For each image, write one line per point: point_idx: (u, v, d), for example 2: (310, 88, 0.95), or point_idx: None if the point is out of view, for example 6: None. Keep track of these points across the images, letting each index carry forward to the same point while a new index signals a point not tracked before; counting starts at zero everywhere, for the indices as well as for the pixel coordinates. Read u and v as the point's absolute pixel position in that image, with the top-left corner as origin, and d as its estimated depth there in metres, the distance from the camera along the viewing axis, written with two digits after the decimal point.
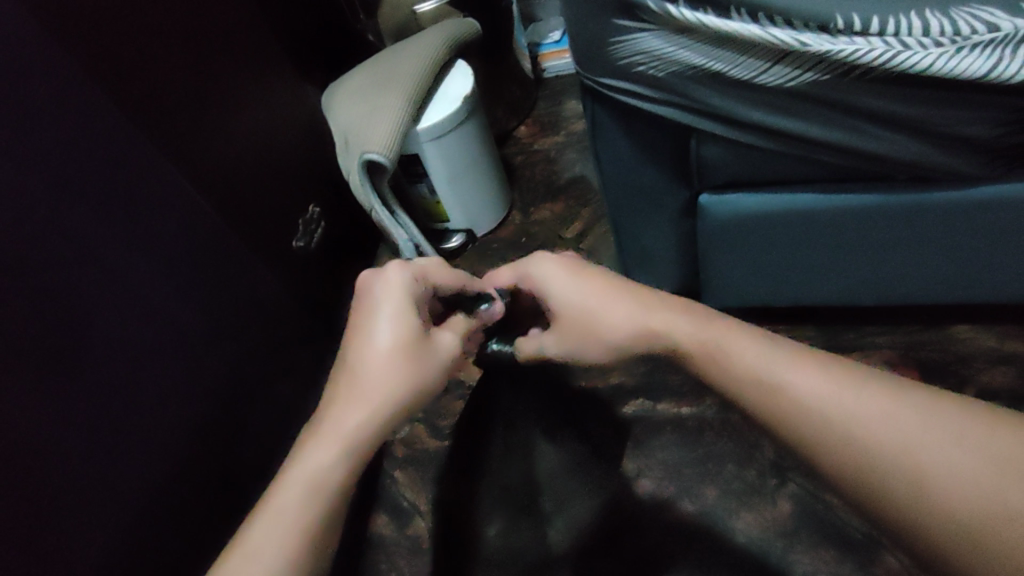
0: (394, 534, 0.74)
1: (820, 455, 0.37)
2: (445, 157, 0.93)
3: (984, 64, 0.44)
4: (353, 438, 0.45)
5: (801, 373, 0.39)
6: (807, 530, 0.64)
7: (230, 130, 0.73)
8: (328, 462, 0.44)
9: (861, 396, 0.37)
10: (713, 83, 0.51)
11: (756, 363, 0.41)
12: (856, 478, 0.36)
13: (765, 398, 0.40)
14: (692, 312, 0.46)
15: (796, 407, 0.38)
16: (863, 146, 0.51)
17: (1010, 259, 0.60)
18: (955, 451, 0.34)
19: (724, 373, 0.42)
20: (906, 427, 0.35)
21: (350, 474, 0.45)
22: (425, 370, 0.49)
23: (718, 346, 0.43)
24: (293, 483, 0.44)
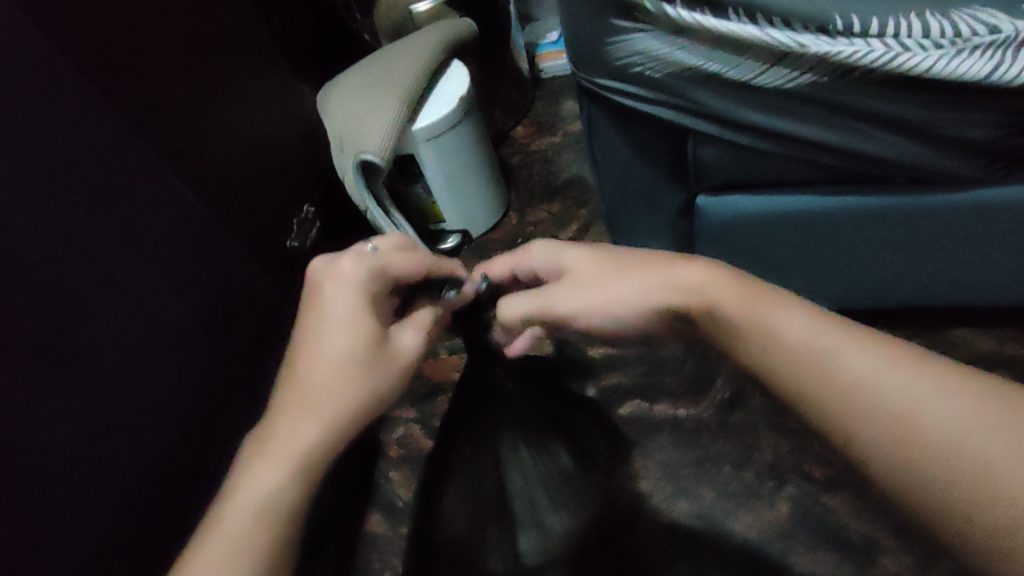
0: (388, 536, 0.74)
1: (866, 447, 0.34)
2: (441, 157, 0.92)
3: (983, 66, 0.44)
4: (298, 449, 0.42)
5: (850, 358, 0.36)
6: (806, 532, 0.65)
7: (225, 130, 0.73)
8: (271, 477, 0.40)
9: (905, 376, 0.34)
10: (711, 85, 0.50)
11: (799, 336, 0.38)
12: (898, 473, 0.33)
13: (809, 379, 0.36)
14: (705, 272, 0.42)
15: (840, 394, 0.35)
16: (861, 148, 0.51)
17: (1008, 261, 0.60)
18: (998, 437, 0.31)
19: (760, 348, 0.39)
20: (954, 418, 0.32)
21: (301, 485, 0.41)
22: (380, 371, 0.46)
23: (821, 350, 0.37)
24: (236, 503, 0.40)
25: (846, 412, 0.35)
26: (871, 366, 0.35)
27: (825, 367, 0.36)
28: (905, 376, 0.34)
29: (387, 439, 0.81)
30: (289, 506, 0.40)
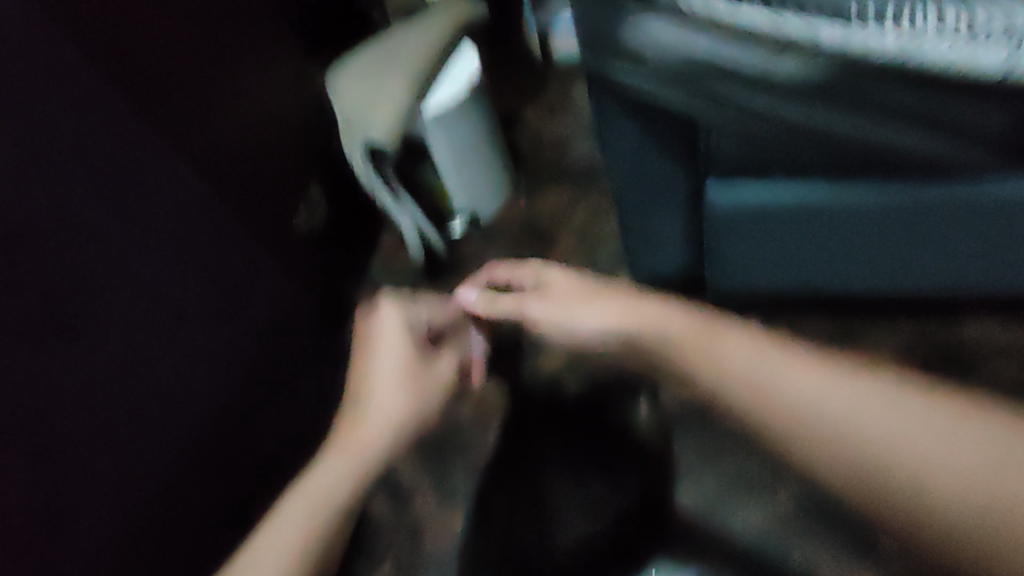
0: (391, 519, 0.75)
1: (829, 451, 0.38)
2: (452, 141, 0.92)
3: (998, 61, 0.44)
4: (359, 458, 0.48)
5: (793, 375, 0.40)
6: (803, 525, 0.67)
7: (234, 116, 0.72)
8: (333, 479, 0.47)
9: (871, 411, 0.39)
10: (720, 74, 0.49)
11: (748, 362, 0.41)
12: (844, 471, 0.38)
13: (766, 402, 0.40)
14: (682, 313, 0.46)
15: (800, 410, 0.39)
16: (869, 138, 0.50)
17: (1015, 254, 0.60)
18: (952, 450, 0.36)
19: (714, 373, 0.42)
20: (921, 438, 0.37)
21: (356, 486, 0.47)
22: (426, 388, 0.53)
23: (760, 375, 0.41)
24: (299, 503, 0.47)
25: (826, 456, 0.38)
26: (820, 391, 0.40)
27: (787, 398, 0.40)
28: (846, 395, 0.39)
29: None
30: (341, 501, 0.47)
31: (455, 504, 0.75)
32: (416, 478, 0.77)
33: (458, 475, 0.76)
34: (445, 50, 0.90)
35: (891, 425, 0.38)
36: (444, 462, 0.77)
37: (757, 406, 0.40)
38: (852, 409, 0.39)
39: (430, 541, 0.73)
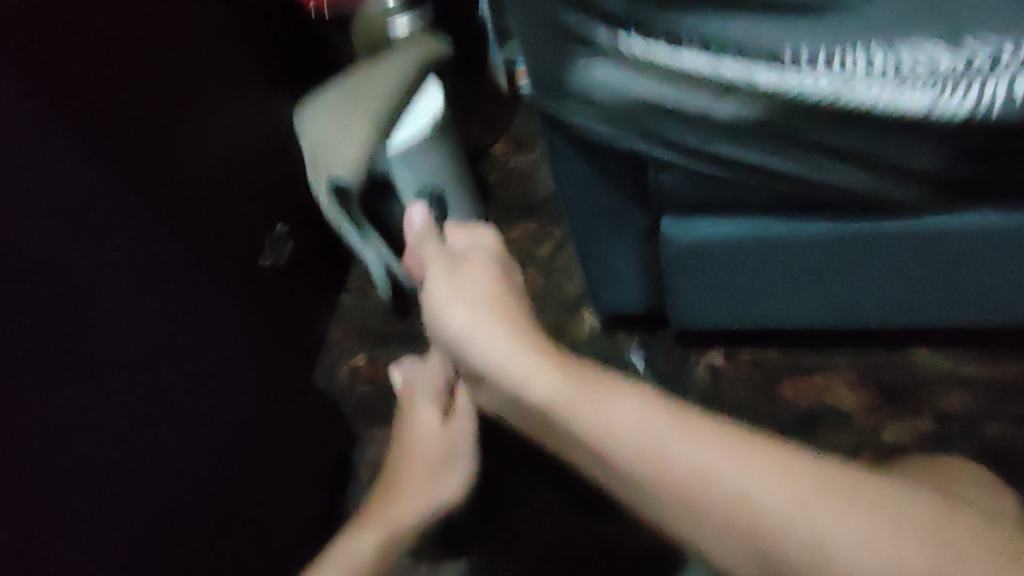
0: None
1: (708, 513, 0.43)
2: (416, 174, 0.93)
3: (923, 100, 0.45)
4: (383, 525, 0.61)
5: (685, 445, 0.45)
6: None
7: (199, 152, 0.73)
8: (362, 546, 0.58)
9: (760, 481, 0.42)
10: (668, 115, 0.51)
11: (635, 425, 0.47)
12: (731, 531, 0.42)
13: (653, 464, 0.46)
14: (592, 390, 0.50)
15: (682, 471, 0.44)
16: (814, 176, 0.52)
17: (962, 287, 0.61)
18: (829, 516, 0.40)
19: (608, 436, 0.48)
20: (795, 498, 0.41)
21: (375, 551, 0.58)
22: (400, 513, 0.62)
23: (655, 438, 0.46)
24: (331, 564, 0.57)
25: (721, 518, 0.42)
26: (742, 473, 0.43)
27: (686, 472, 0.44)
28: (750, 474, 0.42)
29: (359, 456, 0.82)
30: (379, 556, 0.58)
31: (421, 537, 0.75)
32: None
33: None
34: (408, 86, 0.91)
35: (800, 497, 0.41)
36: None
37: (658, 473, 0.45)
38: (753, 481, 0.42)
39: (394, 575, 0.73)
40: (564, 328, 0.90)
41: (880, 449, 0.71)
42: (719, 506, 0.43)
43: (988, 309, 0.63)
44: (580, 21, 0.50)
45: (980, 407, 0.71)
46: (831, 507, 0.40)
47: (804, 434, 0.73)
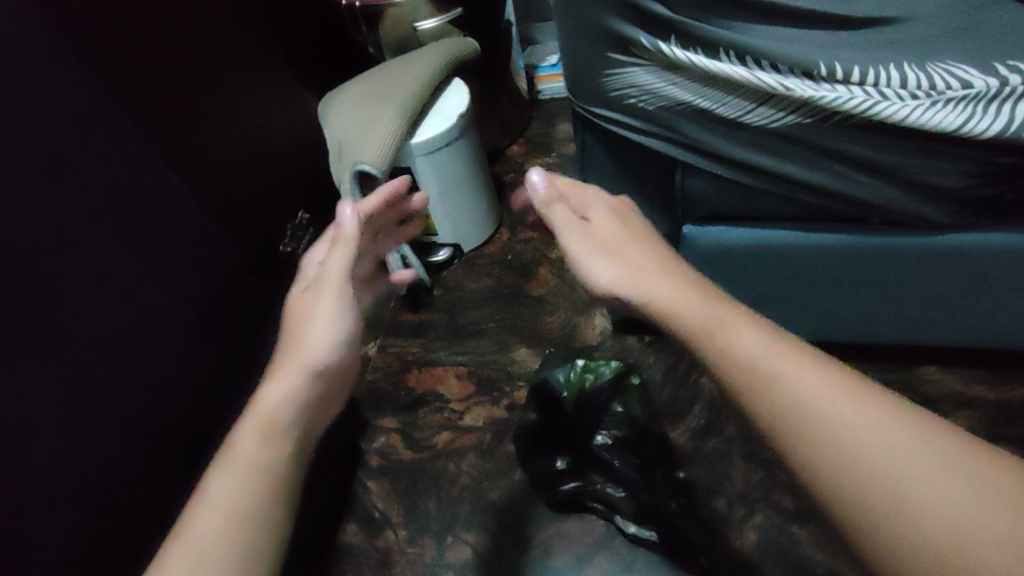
0: (363, 543, 0.76)
1: (855, 476, 0.31)
2: (438, 170, 0.93)
3: (956, 118, 0.46)
4: (249, 467, 0.38)
5: (793, 364, 0.35)
6: (771, 561, 0.68)
7: (230, 132, 0.75)
8: (219, 501, 0.37)
9: (854, 406, 0.33)
10: (701, 120, 0.53)
11: (754, 350, 0.36)
12: (861, 497, 0.30)
13: (771, 395, 0.34)
14: (694, 291, 0.41)
15: (791, 404, 0.34)
16: (840, 188, 0.54)
17: (976, 305, 0.62)
18: (916, 463, 0.30)
19: (767, 395, 0.35)
20: (891, 449, 0.31)
21: (276, 448, 0.39)
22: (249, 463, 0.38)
23: (773, 360, 0.35)
24: (217, 471, 0.38)
25: (835, 441, 0.32)
26: (862, 419, 0.32)
27: (834, 442, 0.32)
28: (877, 422, 0.32)
29: (368, 448, 0.84)
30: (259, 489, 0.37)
31: (426, 531, 0.76)
32: (388, 506, 0.78)
33: (431, 501, 0.78)
34: (436, 84, 0.93)
35: (889, 434, 0.31)
36: (414, 491, 0.79)
37: (771, 399, 0.34)
38: (853, 418, 0.32)
39: (397, 567, 0.74)
40: (576, 332, 0.91)
41: None
42: (842, 448, 0.32)
43: (999, 328, 0.63)
44: (622, 27, 0.50)
45: (989, 427, 0.72)
46: (901, 431, 0.32)
47: None
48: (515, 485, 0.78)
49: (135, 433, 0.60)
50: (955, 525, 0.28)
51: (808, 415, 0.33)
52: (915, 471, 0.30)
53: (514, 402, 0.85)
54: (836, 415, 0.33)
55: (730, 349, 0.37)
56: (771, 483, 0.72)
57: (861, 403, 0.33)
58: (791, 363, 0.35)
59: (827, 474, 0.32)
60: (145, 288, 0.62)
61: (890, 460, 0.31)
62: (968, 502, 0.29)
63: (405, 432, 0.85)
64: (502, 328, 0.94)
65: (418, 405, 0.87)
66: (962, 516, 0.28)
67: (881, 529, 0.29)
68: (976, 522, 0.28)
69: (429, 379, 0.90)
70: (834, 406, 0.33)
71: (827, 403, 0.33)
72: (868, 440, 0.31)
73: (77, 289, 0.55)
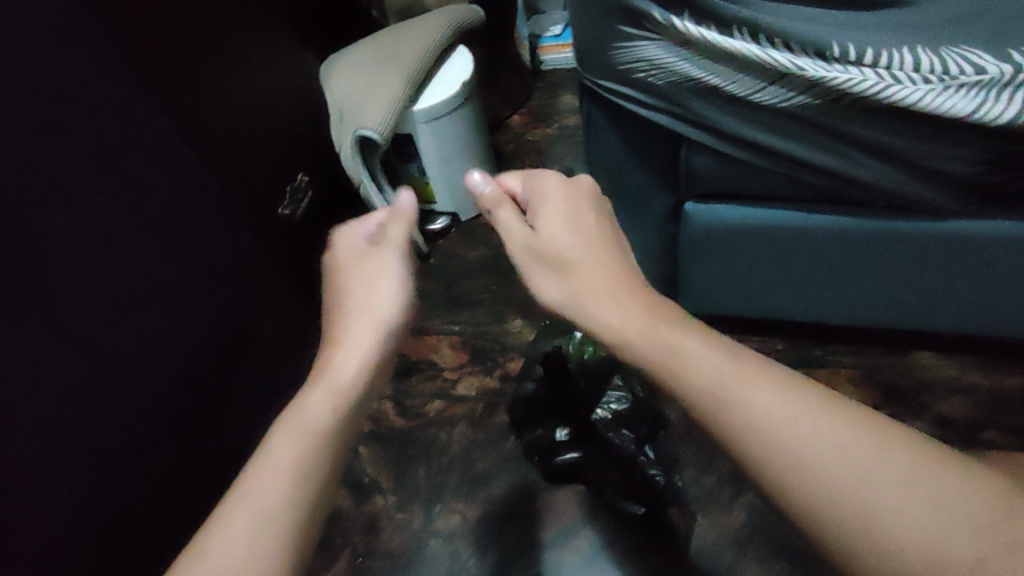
0: (352, 508, 0.77)
1: (818, 487, 0.35)
2: (440, 138, 0.93)
3: (969, 103, 0.46)
4: (311, 429, 0.46)
5: (753, 391, 0.39)
6: (758, 539, 0.69)
7: (231, 94, 0.74)
8: (285, 453, 0.44)
9: (814, 423, 0.37)
10: (710, 97, 0.52)
11: (712, 374, 0.41)
12: (834, 505, 0.34)
13: (731, 417, 0.39)
14: (652, 314, 0.46)
15: (750, 426, 0.38)
16: (846, 171, 0.53)
17: (973, 293, 0.62)
18: (879, 476, 0.34)
19: (730, 418, 0.39)
20: (855, 464, 0.35)
21: (338, 412, 0.47)
22: (310, 425, 0.46)
23: (728, 383, 0.40)
24: (284, 429, 0.46)
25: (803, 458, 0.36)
26: (823, 435, 0.36)
27: (796, 459, 0.36)
28: (838, 438, 0.36)
29: None
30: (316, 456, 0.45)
31: (416, 498, 0.76)
32: (378, 472, 0.79)
33: (422, 469, 0.78)
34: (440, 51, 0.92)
35: (850, 449, 0.36)
36: (406, 459, 0.80)
37: (729, 421, 0.39)
38: (820, 436, 0.36)
39: (386, 533, 0.75)
40: None
41: None
42: (808, 464, 0.36)
43: (995, 317, 0.64)
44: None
45: (980, 414, 0.73)
46: (867, 447, 0.36)
47: None
48: (506, 456, 0.78)
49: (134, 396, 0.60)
50: (925, 545, 0.32)
51: (778, 443, 0.37)
52: (885, 494, 0.34)
53: (507, 373, 0.85)
54: (792, 431, 0.37)
55: (683, 373, 0.42)
56: None
57: (827, 426, 0.37)
58: (754, 389, 0.39)
59: (793, 489, 0.36)
60: (144, 250, 0.62)
61: (854, 475, 0.35)
62: (939, 525, 0.32)
63: (397, 399, 0.85)
64: (497, 300, 0.94)
65: (411, 372, 0.87)
66: (928, 538, 0.32)
67: (847, 539, 0.34)
68: (942, 551, 0.32)
69: (422, 348, 0.90)
70: (803, 431, 0.37)
71: (783, 420, 0.38)
72: (836, 464, 0.35)
73: (74, 251, 0.55)
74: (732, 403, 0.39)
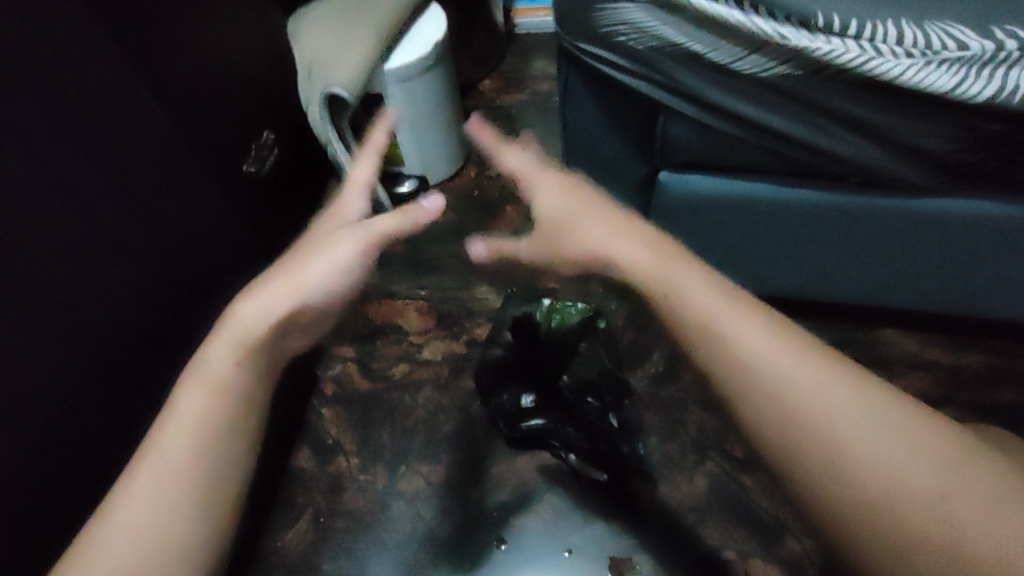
0: (314, 469, 0.76)
1: (806, 439, 0.41)
2: (411, 100, 0.90)
3: (950, 79, 0.46)
4: (211, 375, 0.50)
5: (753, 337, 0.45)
6: (718, 505, 0.70)
7: (202, 40, 0.71)
8: (191, 408, 0.49)
9: (814, 373, 0.43)
10: (691, 64, 0.52)
11: (706, 308, 0.47)
12: (818, 455, 0.41)
13: (735, 360, 0.45)
14: (657, 256, 0.50)
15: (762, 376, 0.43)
16: (823, 144, 0.53)
17: (938, 272, 0.63)
18: (870, 432, 0.40)
19: (733, 357, 0.45)
20: (852, 418, 0.41)
21: (243, 365, 0.51)
22: (213, 391, 0.50)
23: (725, 327, 0.46)
24: (191, 383, 0.50)
25: (802, 417, 0.42)
26: (818, 388, 0.42)
27: (795, 404, 0.42)
28: (829, 391, 0.42)
29: (323, 376, 0.83)
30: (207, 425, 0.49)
31: (379, 460, 0.76)
32: (341, 433, 0.78)
33: (385, 431, 0.78)
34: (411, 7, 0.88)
35: (842, 401, 0.42)
36: (369, 421, 0.79)
37: (731, 362, 0.45)
38: (816, 386, 0.42)
39: (347, 494, 0.74)
40: None
41: None
42: (800, 416, 0.42)
43: (957, 295, 0.65)
44: None
45: (938, 391, 0.74)
46: (865, 406, 0.41)
47: None
48: (471, 420, 0.78)
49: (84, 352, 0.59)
50: (889, 486, 0.38)
51: (788, 389, 0.42)
52: (868, 439, 0.40)
53: (475, 339, 0.85)
54: (786, 382, 0.43)
55: (686, 303, 0.48)
56: (724, 430, 0.74)
57: (831, 383, 0.42)
58: (756, 338, 0.45)
59: (789, 440, 0.42)
60: (102, 201, 0.59)
61: (838, 425, 0.41)
62: (909, 475, 0.38)
63: (362, 362, 0.84)
64: (466, 265, 0.93)
65: (377, 336, 0.86)
66: (896, 488, 0.38)
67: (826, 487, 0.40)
68: (905, 485, 0.38)
69: (389, 311, 0.89)
70: (800, 379, 0.43)
71: (782, 368, 0.43)
72: (835, 415, 0.41)
73: (23, 198, 0.52)
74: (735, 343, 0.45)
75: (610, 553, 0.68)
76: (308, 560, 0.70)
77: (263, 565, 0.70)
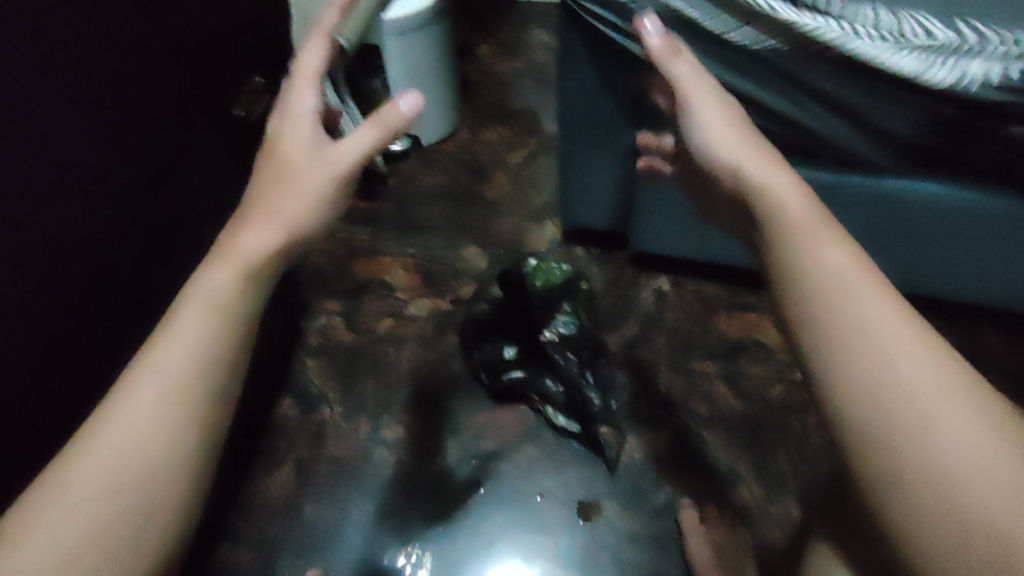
0: (298, 417, 0.79)
1: (872, 444, 0.31)
2: (407, 53, 0.90)
3: (919, 64, 0.50)
4: (249, 263, 0.39)
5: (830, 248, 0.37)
6: (680, 459, 0.74)
7: None
8: (221, 284, 0.37)
9: (917, 358, 0.32)
10: (687, 31, 0.53)
11: (841, 266, 0.36)
12: (890, 472, 0.30)
13: (823, 316, 0.34)
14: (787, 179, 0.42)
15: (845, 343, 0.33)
16: (801, 120, 0.57)
17: (887, 247, 0.68)
18: (955, 423, 0.29)
19: (834, 317, 0.34)
20: (942, 417, 0.30)
21: (250, 285, 0.38)
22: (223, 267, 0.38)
23: (847, 289, 0.35)
24: (185, 303, 0.37)
25: (879, 412, 0.31)
26: (921, 372, 0.31)
27: (881, 383, 0.31)
28: (926, 376, 0.31)
29: (309, 328, 0.85)
30: (220, 346, 0.36)
31: (362, 410, 0.79)
32: (325, 385, 0.81)
33: (369, 383, 0.81)
34: None
35: (946, 392, 0.31)
36: (353, 374, 0.82)
37: (823, 319, 0.34)
38: (913, 373, 0.31)
39: (332, 441, 0.77)
40: (524, 239, 0.93)
41: (791, 380, 0.79)
42: (889, 407, 0.31)
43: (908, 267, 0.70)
44: None
45: None
46: (955, 399, 0.30)
47: (727, 364, 0.80)
48: (451, 374, 0.81)
49: (106, 258, 0.51)
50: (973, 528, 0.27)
51: (861, 322, 0.33)
52: (958, 457, 0.29)
53: (459, 297, 0.88)
54: (875, 344, 0.33)
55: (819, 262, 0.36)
56: (690, 391, 0.79)
57: (934, 361, 0.32)
58: (869, 301, 0.34)
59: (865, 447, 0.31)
60: None
61: (935, 415, 0.30)
62: (977, 454, 0.29)
63: (347, 316, 0.87)
64: (454, 227, 0.95)
65: (364, 292, 0.89)
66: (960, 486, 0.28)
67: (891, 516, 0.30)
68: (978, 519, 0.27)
69: (376, 268, 0.91)
70: (874, 314, 0.33)
71: (884, 336, 0.33)
72: (903, 373, 0.31)
73: None
74: (806, 260, 0.37)
75: (579, 498, 0.73)
76: (290, 503, 0.74)
77: (248, 507, 0.74)
